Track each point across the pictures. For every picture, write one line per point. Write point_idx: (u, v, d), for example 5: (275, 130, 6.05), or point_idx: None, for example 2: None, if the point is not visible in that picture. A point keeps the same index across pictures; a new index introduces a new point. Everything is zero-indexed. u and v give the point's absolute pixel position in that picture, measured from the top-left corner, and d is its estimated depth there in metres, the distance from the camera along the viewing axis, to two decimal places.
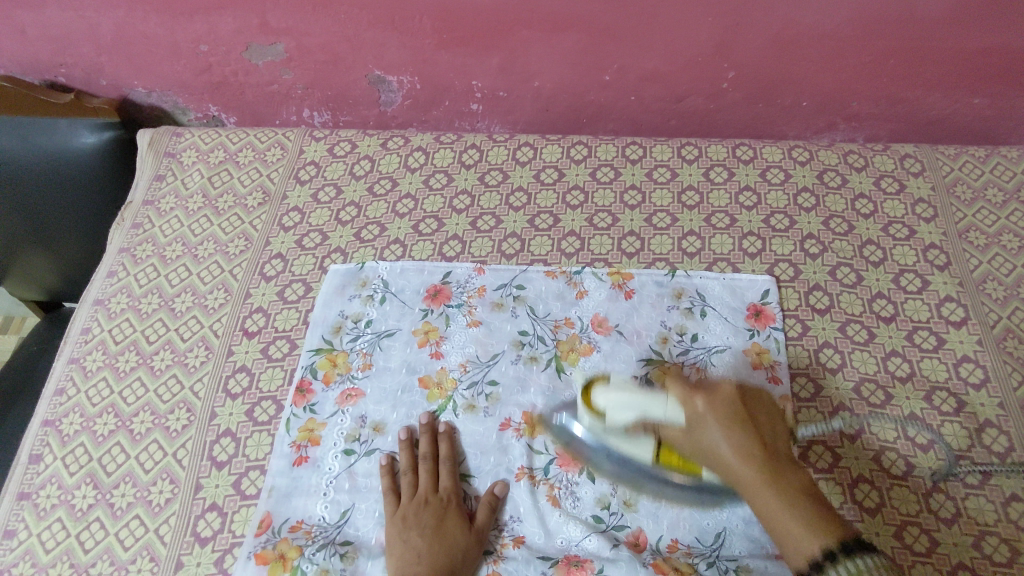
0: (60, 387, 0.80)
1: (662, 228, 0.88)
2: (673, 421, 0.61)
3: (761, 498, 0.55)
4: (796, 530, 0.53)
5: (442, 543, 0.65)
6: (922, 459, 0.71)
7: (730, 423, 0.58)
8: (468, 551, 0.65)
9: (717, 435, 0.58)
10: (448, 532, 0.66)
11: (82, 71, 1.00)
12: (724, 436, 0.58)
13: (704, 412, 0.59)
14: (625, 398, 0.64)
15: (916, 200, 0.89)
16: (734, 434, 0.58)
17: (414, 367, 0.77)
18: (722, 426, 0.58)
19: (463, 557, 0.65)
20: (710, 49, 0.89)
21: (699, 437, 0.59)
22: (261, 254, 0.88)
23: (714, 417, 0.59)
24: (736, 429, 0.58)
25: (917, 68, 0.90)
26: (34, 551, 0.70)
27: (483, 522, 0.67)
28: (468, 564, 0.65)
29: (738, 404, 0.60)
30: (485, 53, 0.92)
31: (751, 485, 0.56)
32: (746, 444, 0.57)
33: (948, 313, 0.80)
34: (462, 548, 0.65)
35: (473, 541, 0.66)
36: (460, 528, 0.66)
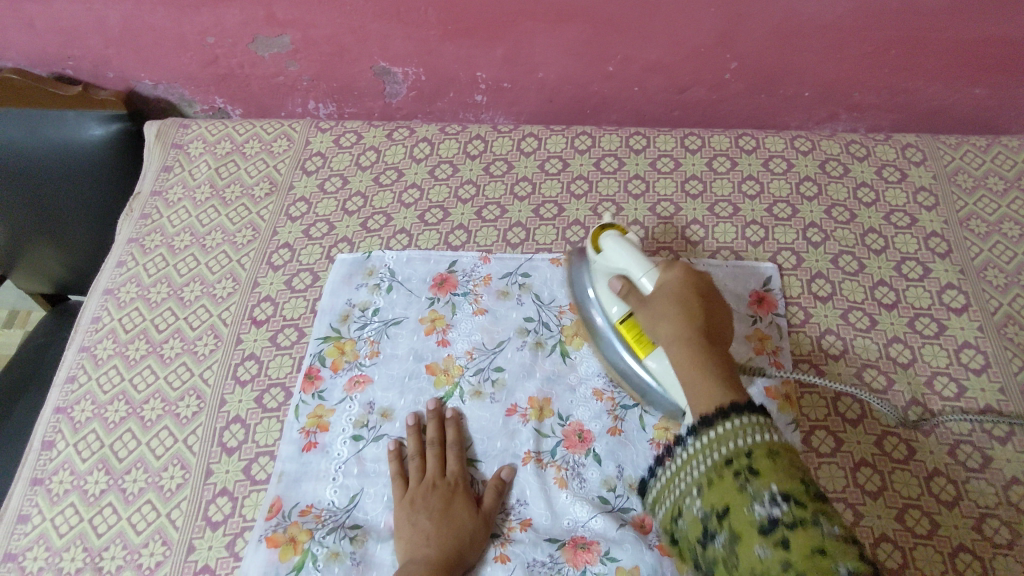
0: (71, 375, 0.81)
1: (666, 217, 0.89)
2: (645, 287, 0.65)
3: (684, 356, 0.58)
4: (706, 384, 0.55)
5: (450, 525, 0.66)
6: (923, 442, 0.72)
7: (688, 296, 0.62)
8: (477, 533, 0.66)
9: (671, 300, 0.62)
10: (457, 514, 0.66)
11: (90, 64, 1.01)
12: (675, 308, 0.61)
13: (670, 283, 0.63)
14: (620, 251, 0.68)
15: (917, 188, 0.90)
16: (682, 307, 0.61)
17: (421, 354, 0.78)
18: (678, 295, 0.62)
19: (472, 539, 0.65)
20: (713, 40, 0.90)
21: (657, 301, 0.63)
22: (268, 243, 0.89)
23: (675, 290, 0.63)
24: (690, 301, 0.61)
25: (918, 59, 0.90)
26: (48, 536, 0.71)
27: (491, 505, 0.68)
28: (477, 546, 0.65)
29: (703, 292, 0.63)
30: (489, 44, 0.93)
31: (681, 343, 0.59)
32: (693, 317, 0.60)
33: (950, 300, 0.81)
34: (472, 530, 0.66)
35: (482, 523, 0.67)
36: (469, 510, 0.67)
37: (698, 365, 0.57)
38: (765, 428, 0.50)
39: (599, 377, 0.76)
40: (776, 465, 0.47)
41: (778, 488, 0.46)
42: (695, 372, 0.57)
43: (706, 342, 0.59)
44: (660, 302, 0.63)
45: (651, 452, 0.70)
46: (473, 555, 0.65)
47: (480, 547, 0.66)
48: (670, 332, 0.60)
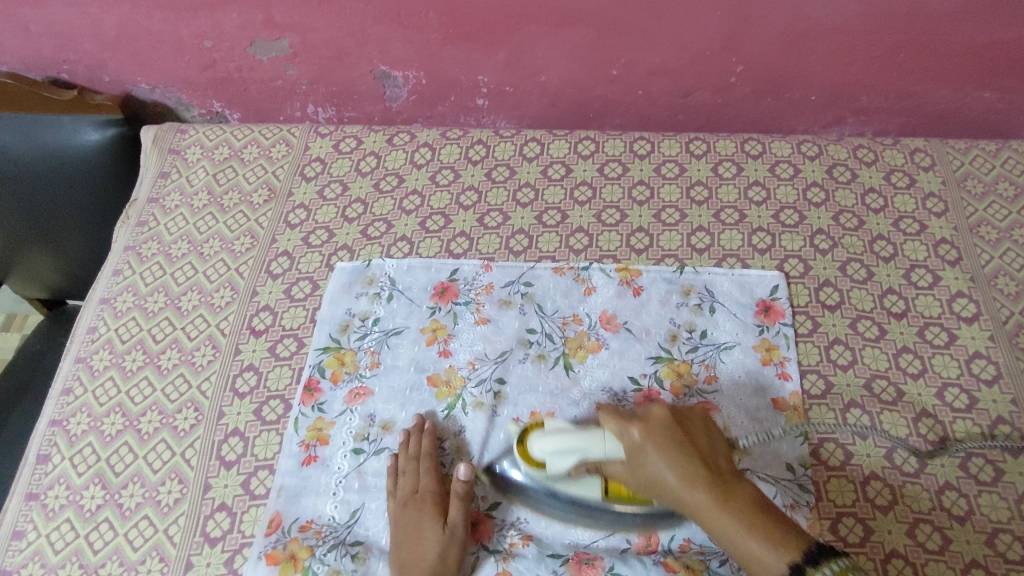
0: (67, 387, 0.80)
1: (671, 224, 0.87)
2: (614, 457, 0.61)
3: (717, 523, 0.57)
4: (760, 554, 0.56)
5: (419, 547, 0.65)
6: (934, 455, 0.71)
7: (667, 444, 0.60)
8: (447, 548, 0.65)
9: (659, 461, 0.59)
10: (425, 533, 0.65)
11: (85, 68, 0.99)
12: (667, 464, 0.59)
13: (644, 442, 0.60)
14: (568, 442, 0.62)
15: (927, 194, 0.88)
16: (678, 466, 0.59)
17: (422, 365, 0.76)
18: (661, 453, 0.59)
19: (441, 555, 0.64)
20: (718, 43, 0.89)
21: (644, 470, 0.60)
22: (267, 251, 0.87)
23: (657, 446, 0.60)
24: (676, 450, 0.59)
25: (927, 63, 0.89)
26: (44, 552, 0.70)
27: (457, 517, 0.67)
28: (448, 561, 0.64)
29: (670, 426, 0.61)
30: (491, 48, 0.91)
31: (704, 510, 0.58)
32: (692, 463, 0.59)
33: (960, 309, 0.80)
34: (439, 546, 0.64)
35: (450, 537, 0.65)
36: (435, 526, 0.66)
37: (746, 541, 0.56)
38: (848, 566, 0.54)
39: (604, 391, 0.75)
40: None
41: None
42: (740, 534, 0.56)
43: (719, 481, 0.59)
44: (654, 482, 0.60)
45: None
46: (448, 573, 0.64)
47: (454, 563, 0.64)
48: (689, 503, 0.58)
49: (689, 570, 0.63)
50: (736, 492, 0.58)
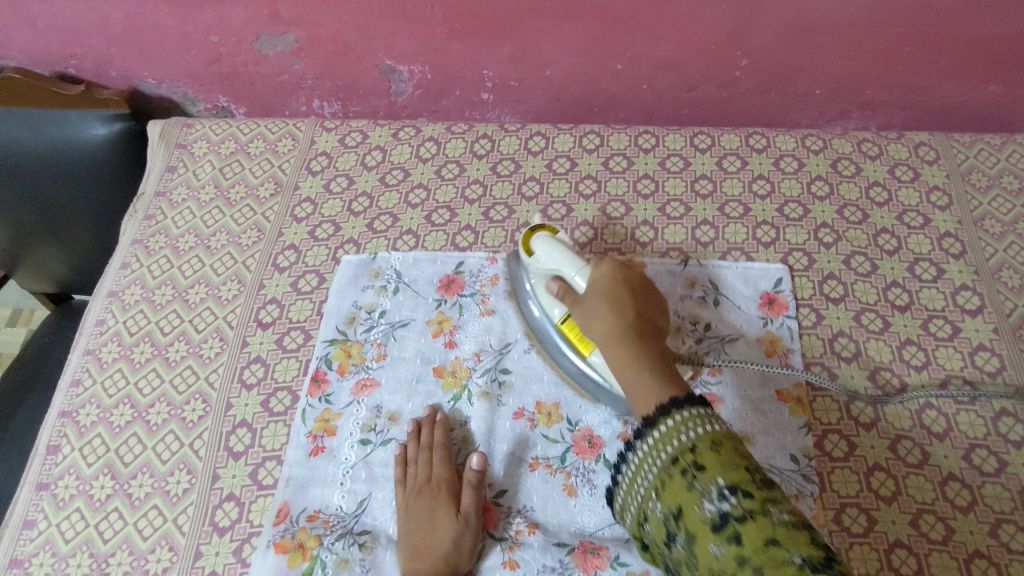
0: (76, 379, 0.80)
1: (676, 217, 0.88)
2: (577, 285, 0.70)
3: (619, 356, 0.61)
4: (640, 387, 0.58)
5: (434, 534, 0.65)
6: (938, 447, 0.72)
7: (616, 292, 0.66)
8: (461, 535, 0.65)
9: (598, 300, 0.66)
10: (439, 519, 0.66)
11: (92, 63, 1.00)
12: (602, 305, 0.65)
13: (598, 282, 0.68)
14: (552, 253, 0.72)
15: (931, 187, 0.89)
16: (610, 307, 0.65)
17: (428, 356, 0.77)
18: (610, 286, 0.67)
19: (455, 542, 0.65)
20: (724, 37, 0.89)
21: (590, 299, 0.67)
22: (273, 245, 0.88)
23: (602, 291, 0.67)
24: (626, 292, 0.66)
25: (933, 57, 0.89)
26: (54, 541, 0.70)
27: (469, 504, 0.68)
28: (463, 548, 0.65)
29: (630, 286, 0.67)
30: (496, 42, 0.92)
31: (609, 343, 0.63)
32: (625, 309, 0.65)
33: (964, 302, 0.80)
34: (454, 534, 0.65)
35: (464, 524, 0.66)
36: (449, 513, 0.66)
37: (633, 378, 0.59)
38: (708, 419, 0.53)
39: None
40: (718, 459, 0.50)
41: (723, 480, 0.48)
42: (626, 365, 0.61)
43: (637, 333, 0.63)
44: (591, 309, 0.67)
45: None
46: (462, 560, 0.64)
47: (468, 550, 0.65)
48: (602, 334, 0.64)
49: None
50: (649, 341, 0.62)
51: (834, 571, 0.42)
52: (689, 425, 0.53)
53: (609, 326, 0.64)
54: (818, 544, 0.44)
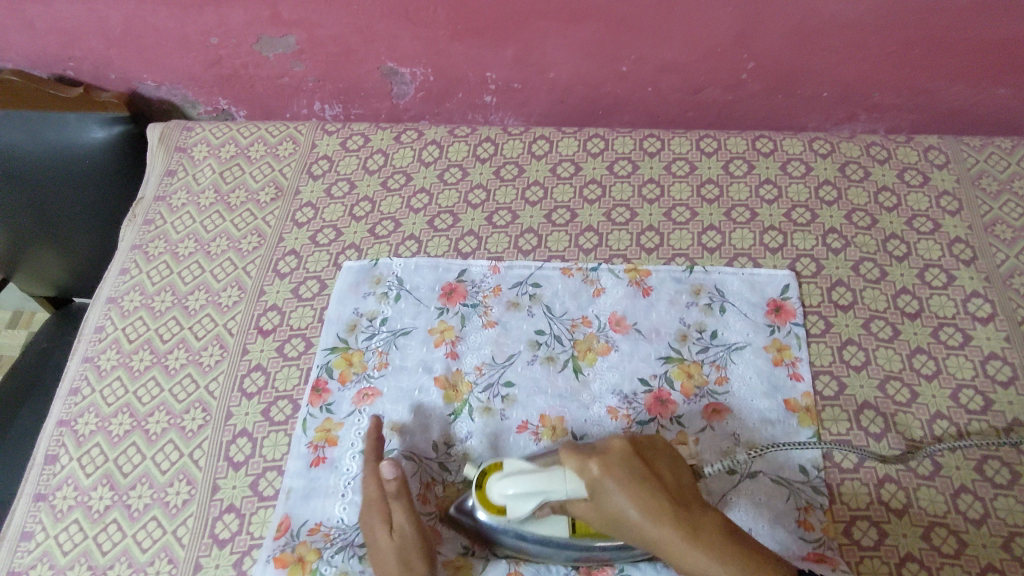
0: (75, 387, 0.80)
1: (682, 223, 0.86)
2: (576, 497, 0.59)
3: (686, 557, 0.56)
4: None
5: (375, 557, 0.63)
6: (949, 458, 0.70)
7: (636, 477, 0.58)
8: (401, 549, 0.62)
9: (624, 501, 0.57)
10: (376, 543, 0.63)
11: (91, 65, 0.99)
12: (630, 502, 0.57)
13: (608, 478, 0.57)
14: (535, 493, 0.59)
15: (941, 192, 0.87)
16: (645, 508, 0.56)
17: (429, 365, 0.76)
18: (625, 487, 0.57)
19: (397, 559, 0.62)
20: (730, 40, 0.87)
21: (610, 512, 0.58)
22: (274, 250, 0.87)
23: (625, 491, 0.57)
24: (644, 489, 0.57)
25: (943, 59, 0.87)
26: (52, 553, 0.69)
27: (402, 519, 0.63)
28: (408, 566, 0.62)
29: (631, 459, 0.59)
30: (500, 44, 0.90)
31: (674, 548, 0.56)
32: (657, 496, 0.57)
33: (975, 309, 0.79)
34: (392, 553, 0.62)
35: (401, 538, 0.63)
36: (382, 534, 0.63)
37: None
38: None
39: (614, 393, 0.74)
40: None
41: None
42: (713, 573, 0.55)
43: (688, 518, 0.56)
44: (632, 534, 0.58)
45: None
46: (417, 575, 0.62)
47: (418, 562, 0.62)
48: (660, 543, 0.56)
49: None
50: (696, 518, 0.57)
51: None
52: None
53: (661, 541, 0.56)
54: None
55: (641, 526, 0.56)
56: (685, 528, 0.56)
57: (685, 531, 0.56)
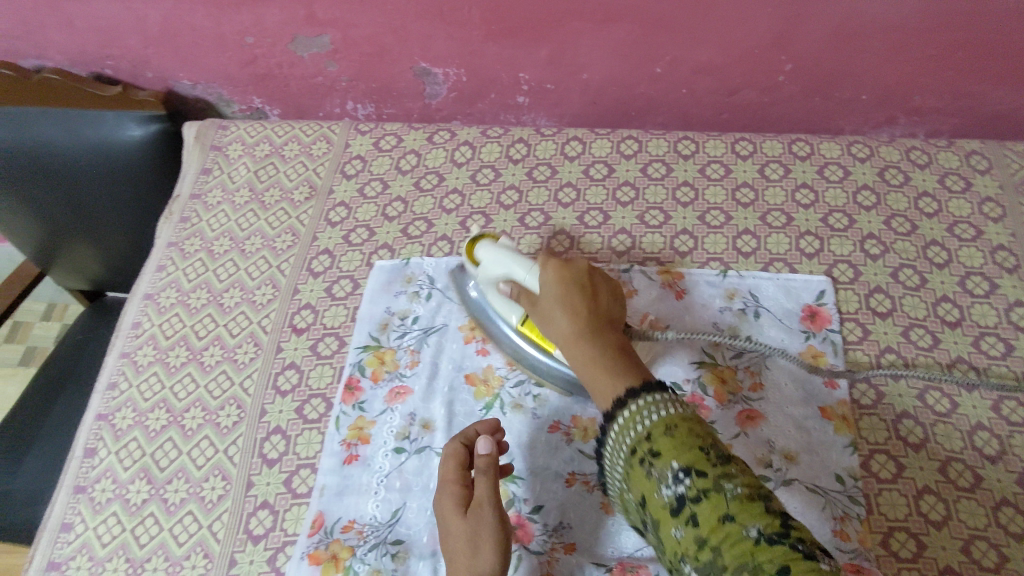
0: (113, 382, 0.81)
1: (716, 226, 0.85)
2: (530, 284, 0.69)
3: (579, 353, 0.63)
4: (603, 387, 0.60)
5: (452, 539, 0.61)
6: (990, 470, 0.69)
7: (570, 284, 0.66)
8: (477, 529, 0.60)
9: (554, 295, 0.66)
10: (450, 525, 0.61)
11: (129, 63, 1.00)
12: (558, 303, 0.65)
13: (551, 281, 0.67)
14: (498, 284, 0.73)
15: (983, 199, 0.85)
16: (566, 304, 0.65)
17: (460, 364, 0.76)
18: (560, 289, 0.66)
19: (470, 538, 0.60)
20: (768, 41, 0.86)
21: (542, 303, 0.67)
22: (308, 249, 0.87)
23: (556, 287, 0.66)
24: (572, 296, 0.65)
25: (988, 63, 0.86)
26: (91, 545, 0.71)
27: (482, 494, 0.62)
28: (480, 548, 0.59)
29: (582, 276, 0.67)
30: (534, 45, 0.90)
31: (570, 340, 0.64)
32: (581, 299, 0.65)
33: (1018, 319, 0.77)
34: (469, 532, 0.60)
35: (476, 518, 0.61)
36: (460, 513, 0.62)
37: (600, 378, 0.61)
38: (668, 403, 0.55)
39: None
40: (672, 441, 0.51)
41: (677, 464, 0.50)
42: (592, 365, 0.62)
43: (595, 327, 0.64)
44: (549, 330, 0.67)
45: None
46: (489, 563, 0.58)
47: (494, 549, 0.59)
48: (563, 335, 0.65)
49: None
50: (603, 334, 0.64)
51: (788, 542, 0.45)
52: (652, 409, 0.55)
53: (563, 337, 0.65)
54: (771, 510, 0.47)
55: (554, 317, 0.65)
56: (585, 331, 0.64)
57: (586, 333, 0.64)
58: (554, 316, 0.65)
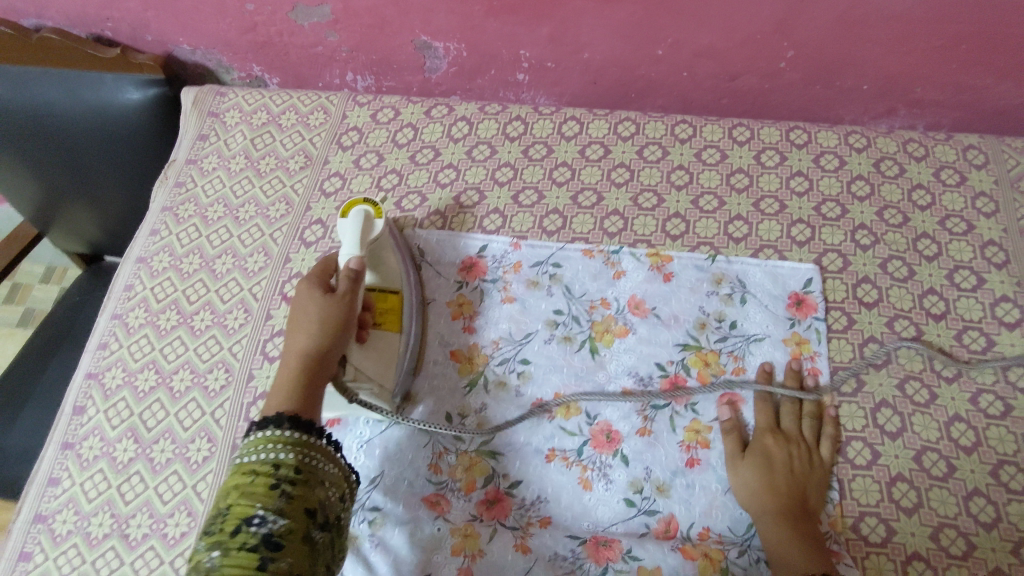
0: (103, 342, 0.82)
1: (709, 211, 0.86)
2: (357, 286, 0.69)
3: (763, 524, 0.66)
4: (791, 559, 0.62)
5: (303, 313, 0.65)
6: (965, 461, 0.70)
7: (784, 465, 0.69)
8: (327, 314, 0.64)
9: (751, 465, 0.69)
10: (308, 300, 0.65)
11: (129, 26, 0.99)
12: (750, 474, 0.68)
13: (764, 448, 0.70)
14: (345, 241, 0.74)
15: (977, 193, 0.85)
16: (765, 473, 0.68)
17: (448, 340, 0.78)
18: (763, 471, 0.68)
19: (310, 314, 0.64)
20: (770, 27, 0.86)
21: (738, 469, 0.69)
22: (301, 218, 0.88)
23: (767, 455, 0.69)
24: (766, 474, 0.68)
25: (992, 56, 0.85)
26: (77, 500, 0.72)
27: (347, 289, 0.66)
28: (312, 322, 0.64)
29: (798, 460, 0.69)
30: (535, 22, 0.90)
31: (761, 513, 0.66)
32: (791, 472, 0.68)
33: (1003, 314, 0.77)
34: (321, 312, 0.64)
35: (326, 302, 0.65)
36: (321, 294, 0.66)
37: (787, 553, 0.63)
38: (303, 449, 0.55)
39: (629, 375, 0.75)
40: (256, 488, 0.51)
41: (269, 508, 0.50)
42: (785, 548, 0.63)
43: (793, 506, 0.66)
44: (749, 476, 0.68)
45: (681, 455, 0.71)
46: (319, 336, 0.63)
47: (325, 340, 0.63)
48: (754, 503, 0.67)
49: (707, 559, 0.65)
50: (797, 515, 0.66)
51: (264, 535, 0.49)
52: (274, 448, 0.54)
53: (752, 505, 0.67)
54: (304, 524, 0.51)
55: (757, 472, 0.68)
56: (781, 513, 0.66)
57: (781, 506, 0.66)
58: (756, 475, 0.68)
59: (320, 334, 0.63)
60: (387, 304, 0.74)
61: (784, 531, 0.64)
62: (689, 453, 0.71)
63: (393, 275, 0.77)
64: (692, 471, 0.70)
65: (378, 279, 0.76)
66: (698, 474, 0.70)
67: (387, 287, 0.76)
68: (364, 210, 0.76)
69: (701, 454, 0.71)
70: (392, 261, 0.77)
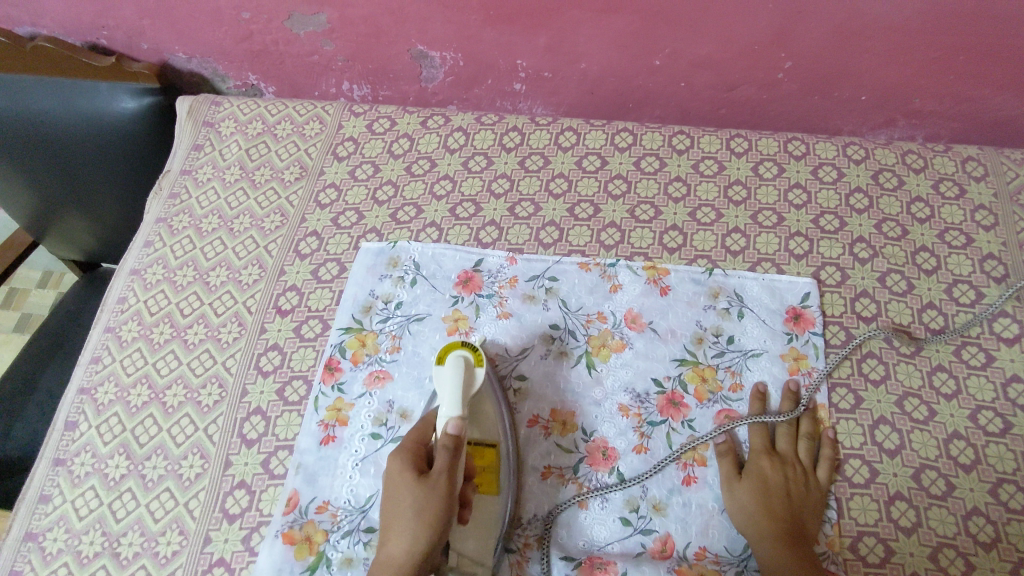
0: (96, 356, 0.81)
1: (706, 224, 0.85)
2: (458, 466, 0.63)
3: (759, 550, 0.65)
4: None
5: (399, 503, 0.61)
6: (963, 479, 0.69)
7: (780, 491, 0.67)
8: (425, 506, 0.59)
9: (749, 491, 0.67)
10: (403, 486, 0.61)
11: (123, 34, 0.99)
12: (747, 499, 0.67)
13: (761, 473, 0.69)
14: (445, 395, 0.66)
15: (976, 206, 0.85)
16: (762, 499, 0.67)
17: None
18: (760, 497, 0.67)
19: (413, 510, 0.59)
20: (768, 38, 0.85)
21: (734, 495, 0.68)
22: (296, 231, 0.87)
23: (764, 481, 0.68)
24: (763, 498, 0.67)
25: (992, 66, 0.84)
26: (68, 518, 0.71)
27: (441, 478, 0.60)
28: (416, 529, 0.59)
29: (793, 485, 0.68)
30: (532, 32, 0.89)
31: (757, 538, 0.65)
32: (787, 496, 0.67)
33: (1001, 329, 0.77)
34: (416, 503, 0.60)
35: (429, 489, 0.60)
36: (416, 479, 0.61)
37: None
38: None
39: (626, 392, 0.74)
40: None
41: None
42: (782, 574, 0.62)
43: (789, 531, 0.65)
44: (749, 501, 0.67)
45: (677, 473, 0.70)
46: (418, 533, 0.59)
47: (424, 539, 0.59)
48: (750, 529, 0.66)
49: None
50: (793, 538, 0.65)
51: None
52: None
53: (749, 531, 0.66)
54: None
55: (754, 497, 0.67)
56: (777, 538, 0.65)
57: (779, 532, 0.65)
58: (752, 500, 0.67)
59: (420, 533, 0.59)
60: (485, 464, 0.67)
61: (784, 554, 0.63)
62: (685, 470, 0.70)
63: (492, 427, 0.69)
64: (689, 489, 0.69)
65: (476, 432, 0.68)
66: (694, 492, 0.69)
67: (485, 441, 0.68)
68: (463, 356, 0.68)
69: (697, 472, 0.70)
70: (490, 412, 0.70)
